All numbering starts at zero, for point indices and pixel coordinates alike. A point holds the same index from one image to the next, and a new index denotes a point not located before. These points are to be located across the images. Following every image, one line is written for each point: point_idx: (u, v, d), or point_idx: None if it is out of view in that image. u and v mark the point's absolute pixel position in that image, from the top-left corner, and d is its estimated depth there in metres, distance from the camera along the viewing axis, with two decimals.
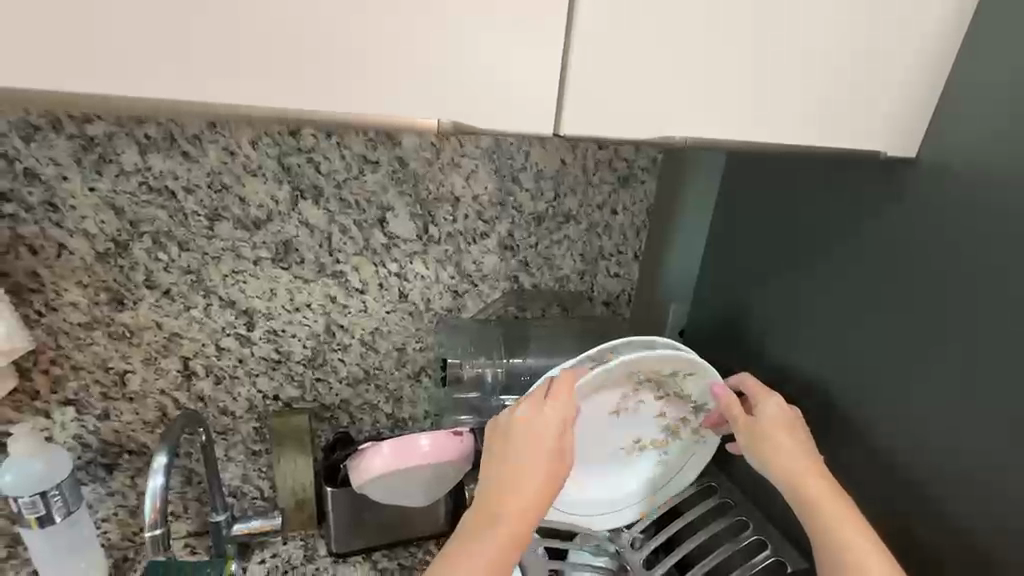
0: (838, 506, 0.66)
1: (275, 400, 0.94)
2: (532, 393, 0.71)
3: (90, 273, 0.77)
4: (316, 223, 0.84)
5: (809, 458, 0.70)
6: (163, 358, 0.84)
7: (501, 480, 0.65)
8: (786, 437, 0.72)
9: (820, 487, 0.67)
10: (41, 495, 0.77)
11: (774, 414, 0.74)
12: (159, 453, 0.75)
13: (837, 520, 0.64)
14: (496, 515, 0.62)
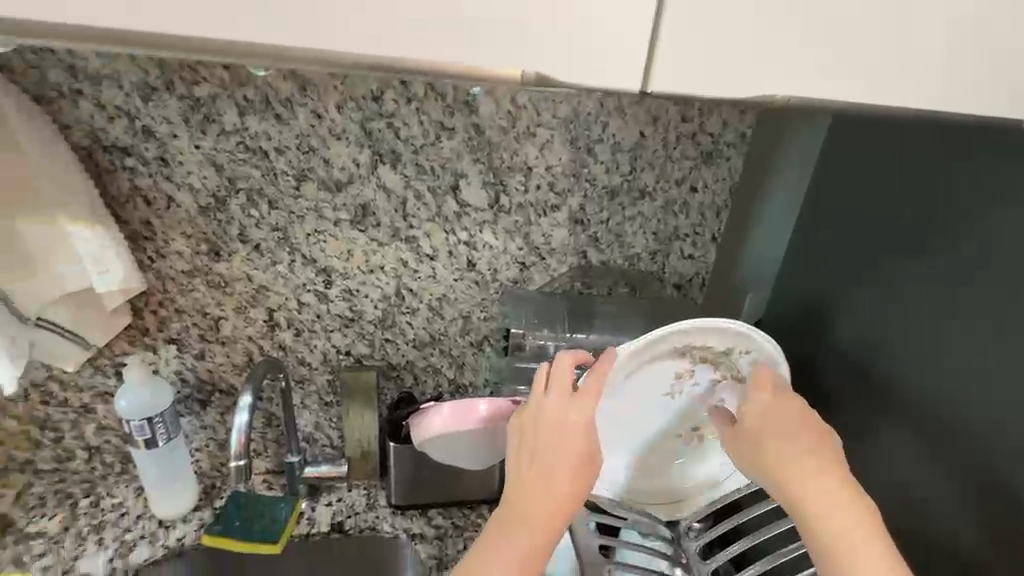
0: (842, 516, 0.62)
1: (347, 355, 0.99)
2: (559, 385, 0.70)
3: (194, 226, 0.83)
4: (394, 188, 0.86)
5: (806, 463, 0.65)
6: (252, 308, 0.91)
7: (526, 476, 0.67)
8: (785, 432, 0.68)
9: (822, 497, 0.63)
10: (148, 420, 0.87)
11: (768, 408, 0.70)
12: (245, 393, 0.83)
13: (842, 534, 0.61)
14: (524, 512, 0.65)
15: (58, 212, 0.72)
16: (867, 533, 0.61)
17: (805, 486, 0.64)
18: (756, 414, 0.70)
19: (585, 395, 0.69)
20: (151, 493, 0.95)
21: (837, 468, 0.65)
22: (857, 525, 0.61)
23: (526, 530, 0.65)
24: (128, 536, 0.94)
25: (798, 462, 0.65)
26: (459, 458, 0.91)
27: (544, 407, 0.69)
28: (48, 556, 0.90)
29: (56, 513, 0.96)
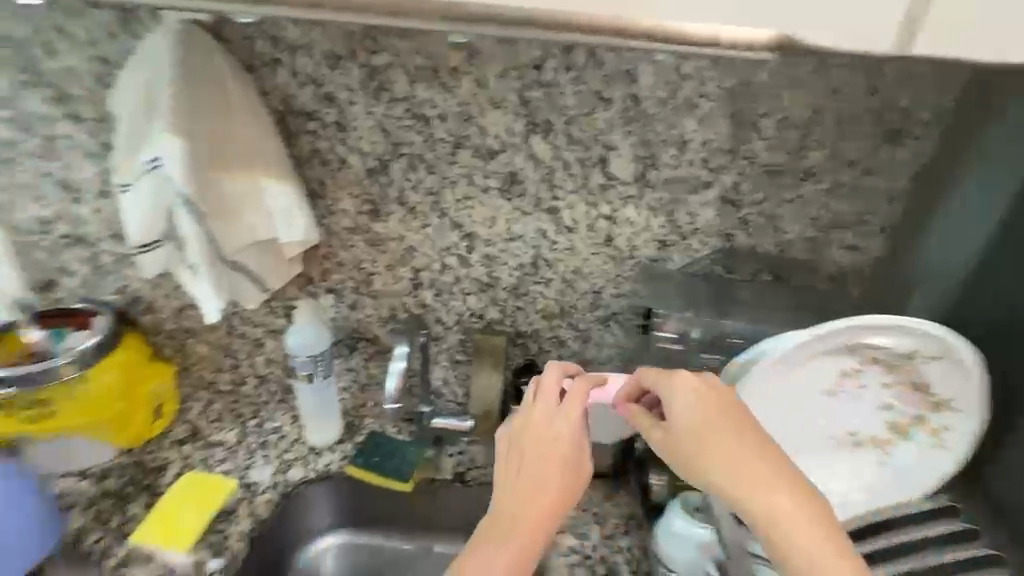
0: (792, 517, 0.57)
1: (480, 319, 1.04)
2: (546, 396, 0.75)
3: (360, 187, 0.90)
4: (544, 158, 0.87)
5: (743, 457, 0.60)
6: (400, 266, 0.98)
7: (515, 481, 0.71)
8: (712, 430, 0.62)
9: (772, 497, 0.58)
10: (311, 357, 0.99)
11: (692, 406, 0.64)
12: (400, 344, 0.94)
13: (798, 535, 0.57)
14: (510, 524, 0.68)
15: (261, 171, 0.83)
16: (832, 536, 0.56)
17: (747, 488, 0.58)
18: (687, 406, 0.64)
19: (571, 405, 0.74)
20: (308, 420, 1.07)
21: (779, 459, 0.61)
22: (816, 523, 0.57)
23: (515, 533, 0.67)
24: (286, 456, 1.06)
25: (737, 459, 0.60)
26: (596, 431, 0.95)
27: (531, 417, 0.74)
28: (227, 462, 1.05)
29: (230, 428, 1.10)
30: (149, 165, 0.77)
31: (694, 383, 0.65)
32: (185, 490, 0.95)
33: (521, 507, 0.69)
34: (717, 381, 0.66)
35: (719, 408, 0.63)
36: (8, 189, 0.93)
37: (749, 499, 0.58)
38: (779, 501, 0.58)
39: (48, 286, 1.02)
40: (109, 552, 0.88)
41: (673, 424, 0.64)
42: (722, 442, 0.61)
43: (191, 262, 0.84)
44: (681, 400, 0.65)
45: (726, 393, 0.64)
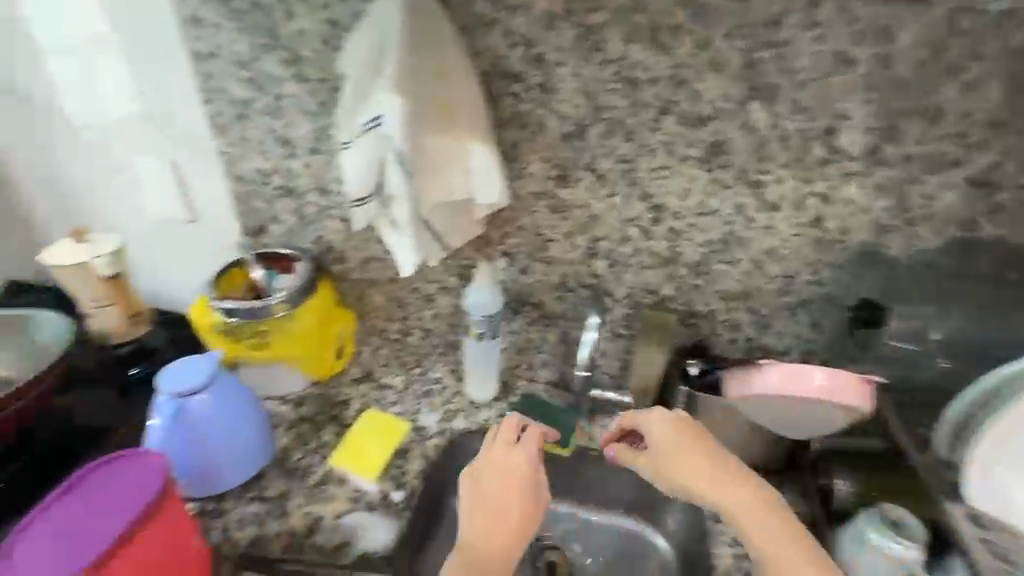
0: (761, 520, 0.73)
1: (651, 294, 1.01)
2: (504, 435, 0.90)
3: (552, 152, 0.90)
4: (757, 126, 0.80)
5: (712, 473, 0.76)
6: (579, 234, 0.97)
7: (495, 490, 0.84)
8: (687, 453, 0.79)
9: (728, 498, 0.74)
10: (486, 318, 1.02)
11: (665, 435, 0.81)
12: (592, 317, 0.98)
13: (756, 525, 0.72)
14: (480, 552, 0.79)
15: (464, 135, 0.85)
16: (784, 527, 0.72)
17: (720, 494, 0.75)
18: (662, 436, 0.81)
19: (527, 443, 0.89)
20: (470, 377, 1.12)
21: (741, 475, 0.77)
22: (772, 514, 0.73)
23: (497, 538, 0.80)
24: (450, 406, 1.12)
25: (699, 471, 0.77)
26: (791, 426, 0.86)
27: (493, 452, 0.88)
28: (398, 404, 1.12)
29: (397, 373, 1.18)
30: (371, 125, 0.83)
31: (654, 420, 0.84)
32: (366, 429, 1.04)
33: (490, 532, 0.80)
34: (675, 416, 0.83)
35: (682, 435, 0.81)
36: (239, 142, 1.05)
37: (717, 500, 0.75)
38: (742, 500, 0.74)
39: (259, 232, 1.15)
40: (310, 470, 0.98)
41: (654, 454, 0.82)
42: (686, 458, 0.78)
43: (397, 221, 0.89)
44: (653, 429, 0.83)
45: (682, 424, 0.82)
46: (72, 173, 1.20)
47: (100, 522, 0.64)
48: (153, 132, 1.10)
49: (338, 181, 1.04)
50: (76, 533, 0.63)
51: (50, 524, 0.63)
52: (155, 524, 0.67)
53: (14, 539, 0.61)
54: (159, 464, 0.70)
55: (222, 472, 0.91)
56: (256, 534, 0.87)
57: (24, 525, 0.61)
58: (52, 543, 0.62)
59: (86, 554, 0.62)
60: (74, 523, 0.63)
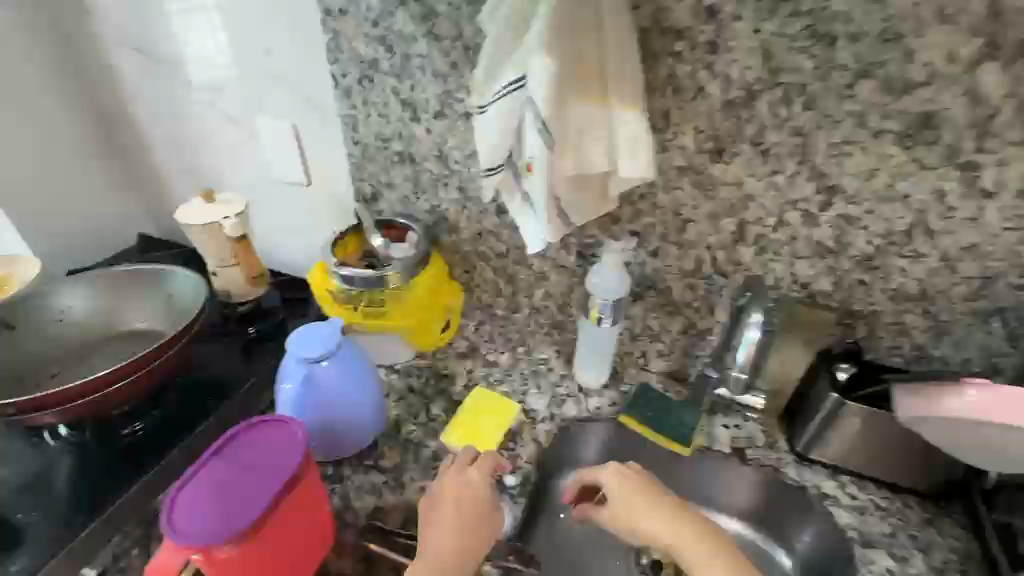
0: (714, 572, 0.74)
1: (802, 289, 0.89)
2: (459, 458, 0.85)
3: (710, 121, 0.79)
4: (990, 94, 0.67)
5: (667, 521, 0.79)
6: (727, 216, 0.86)
7: (449, 519, 0.77)
8: (640, 501, 0.82)
9: (678, 534, 0.78)
10: (613, 301, 0.94)
11: (614, 484, 0.84)
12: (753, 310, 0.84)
13: (700, 557, 0.75)
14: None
15: (612, 99, 0.77)
16: (726, 551, 0.75)
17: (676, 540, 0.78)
18: (618, 488, 0.84)
19: (481, 464, 0.84)
20: (580, 359, 1.08)
21: (693, 525, 0.79)
22: (713, 544, 0.76)
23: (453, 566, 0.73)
24: (558, 390, 1.08)
25: (652, 513, 0.80)
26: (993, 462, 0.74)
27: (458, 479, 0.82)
28: (505, 383, 1.09)
29: (502, 351, 1.14)
30: (511, 87, 0.77)
31: (625, 472, 0.85)
32: (479, 403, 1.02)
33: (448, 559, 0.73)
34: (633, 467, 0.86)
35: (631, 482, 0.84)
36: (362, 105, 1.02)
37: (672, 535, 0.78)
38: (676, 530, 0.78)
39: (373, 198, 1.13)
40: (422, 445, 0.97)
41: (613, 505, 0.83)
42: (643, 505, 0.81)
43: (529, 194, 0.84)
44: (611, 486, 0.85)
45: (633, 474, 0.85)
46: (197, 132, 1.25)
47: (249, 482, 0.64)
48: (275, 92, 1.10)
49: (458, 148, 0.99)
50: (227, 491, 0.63)
51: (205, 480, 0.64)
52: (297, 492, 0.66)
53: (174, 494, 0.62)
54: (302, 431, 0.70)
55: (345, 438, 0.92)
56: (375, 504, 0.88)
57: (183, 478, 0.63)
58: (206, 498, 0.62)
59: (236, 514, 0.61)
60: (226, 481, 0.64)
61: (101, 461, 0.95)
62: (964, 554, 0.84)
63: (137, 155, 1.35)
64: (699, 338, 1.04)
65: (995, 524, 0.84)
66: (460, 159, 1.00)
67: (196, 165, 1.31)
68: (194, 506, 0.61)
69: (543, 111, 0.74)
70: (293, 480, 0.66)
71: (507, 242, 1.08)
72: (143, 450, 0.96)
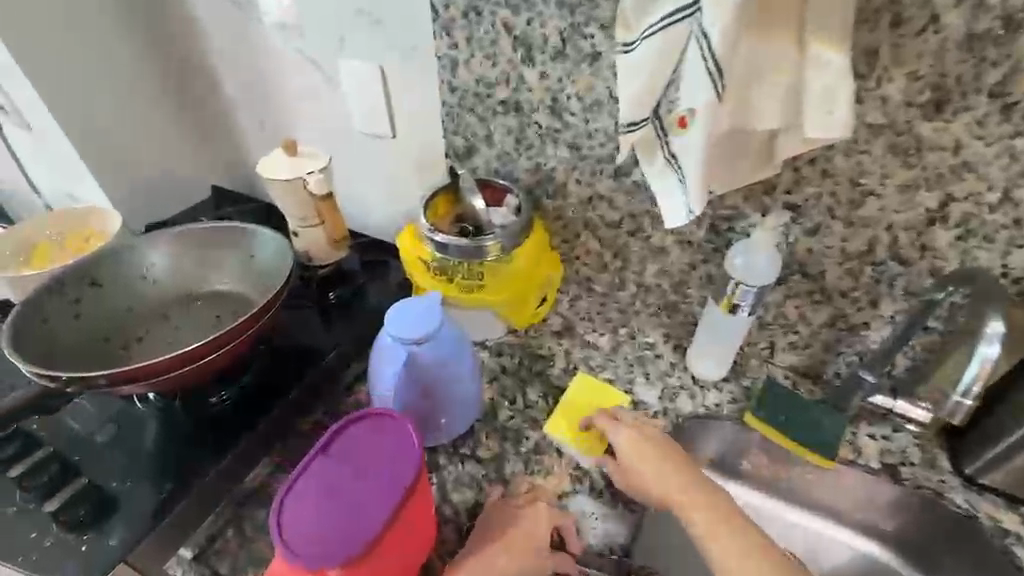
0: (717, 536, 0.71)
1: (1011, 284, 0.71)
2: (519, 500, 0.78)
3: (935, 63, 0.61)
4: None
5: (674, 479, 0.75)
6: (927, 188, 0.69)
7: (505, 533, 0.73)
8: (648, 455, 0.78)
9: (679, 495, 0.74)
10: (753, 289, 0.79)
11: (626, 441, 0.80)
12: (993, 319, 0.63)
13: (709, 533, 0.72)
14: None
15: (808, 32, 0.59)
16: (755, 550, 0.69)
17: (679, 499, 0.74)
18: (628, 449, 0.80)
19: (540, 509, 0.76)
20: (698, 348, 0.94)
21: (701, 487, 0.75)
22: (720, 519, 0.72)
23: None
24: (669, 381, 0.95)
25: (653, 476, 0.77)
26: None
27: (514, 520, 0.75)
28: (608, 369, 0.97)
29: (603, 332, 1.02)
30: (671, 18, 0.61)
31: (634, 433, 0.81)
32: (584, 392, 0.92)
33: None
34: (645, 425, 0.81)
35: (641, 444, 0.79)
36: (465, 43, 0.87)
37: (682, 503, 0.74)
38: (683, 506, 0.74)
39: (467, 154, 1.00)
40: (523, 434, 0.88)
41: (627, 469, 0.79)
42: (646, 469, 0.77)
43: (676, 154, 0.68)
44: (622, 444, 0.80)
45: (643, 435, 0.80)
46: (274, 76, 1.14)
47: (359, 492, 0.56)
48: (365, 29, 0.97)
49: (578, 97, 0.84)
50: (337, 501, 0.55)
51: (314, 485, 0.57)
52: (410, 506, 0.57)
53: (282, 498, 0.56)
54: (411, 432, 0.60)
55: (440, 423, 0.84)
56: (475, 499, 0.80)
57: (291, 483, 0.56)
58: (317, 507, 0.55)
59: (348, 529, 0.54)
60: (334, 489, 0.56)
61: (190, 431, 0.90)
62: None
63: (211, 102, 1.25)
64: (850, 333, 0.87)
65: None
66: (577, 110, 0.85)
67: (272, 112, 1.20)
68: (305, 515, 0.55)
69: (718, 49, 0.58)
70: (408, 492, 0.57)
71: (621, 210, 0.93)
72: (231, 422, 0.91)
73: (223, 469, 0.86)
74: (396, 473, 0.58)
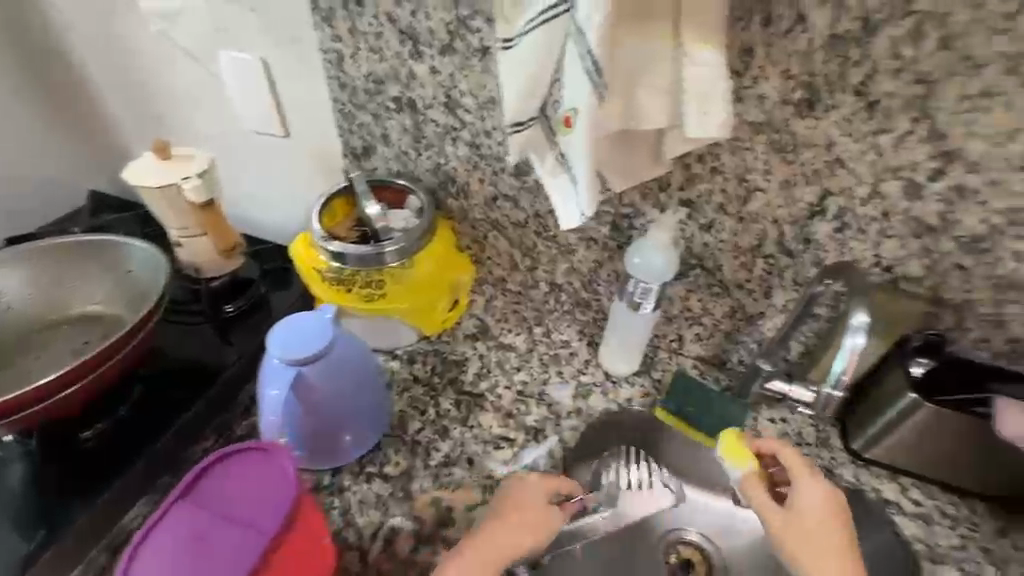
0: None
1: (884, 272, 0.74)
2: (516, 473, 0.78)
3: (805, 62, 0.61)
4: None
5: (826, 552, 0.66)
6: (805, 184, 0.70)
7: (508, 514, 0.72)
8: (819, 524, 0.68)
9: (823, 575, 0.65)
10: (654, 288, 0.80)
11: (804, 498, 0.70)
12: (857, 311, 0.67)
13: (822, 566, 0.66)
14: None
15: (683, 30, 0.58)
16: None
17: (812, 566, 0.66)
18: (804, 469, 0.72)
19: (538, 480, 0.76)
20: (609, 344, 0.93)
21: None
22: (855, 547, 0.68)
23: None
24: (583, 379, 0.94)
25: (824, 497, 0.70)
26: None
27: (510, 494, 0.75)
28: (523, 371, 0.95)
29: (518, 332, 0.99)
30: (549, 13, 0.58)
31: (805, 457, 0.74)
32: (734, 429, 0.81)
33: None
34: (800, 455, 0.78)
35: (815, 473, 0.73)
36: (349, 36, 0.81)
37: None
38: (833, 535, 0.67)
39: (365, 153, 0.94)
40: (433, 447, 0.85)
41: (797, 487, 0.71)
42: (818, 488, 0.70)
43: (566, 153, 0.67)
44: (792, 459, 0.73)
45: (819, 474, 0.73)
46: (147, 69, 1.04)
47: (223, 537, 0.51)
48: (240, 18, 0.89)
49: (471, 94, 0.80)
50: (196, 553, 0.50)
51: (174, 533, 0.51)
52: (284, 551, 0.52)
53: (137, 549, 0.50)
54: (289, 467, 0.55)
55: (342, 441, 0.79)
56: (380, 520, 0.77)
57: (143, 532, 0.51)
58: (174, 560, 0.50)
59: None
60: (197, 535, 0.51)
61: (60, 471, 0.82)
62: None
63: (79, 94, 1.13)
64: (748, 323, 0.89)
65: None
66: (472, 108, 0.81)
67: (150, 108, 1.09)
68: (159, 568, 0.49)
69: (596, 46, 0.56)
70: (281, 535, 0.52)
71: (526, 209, 0.91)
72: (108, 456, 0.83)
73: (98, 510, 0.79)
74: (269, 516, 0.53)
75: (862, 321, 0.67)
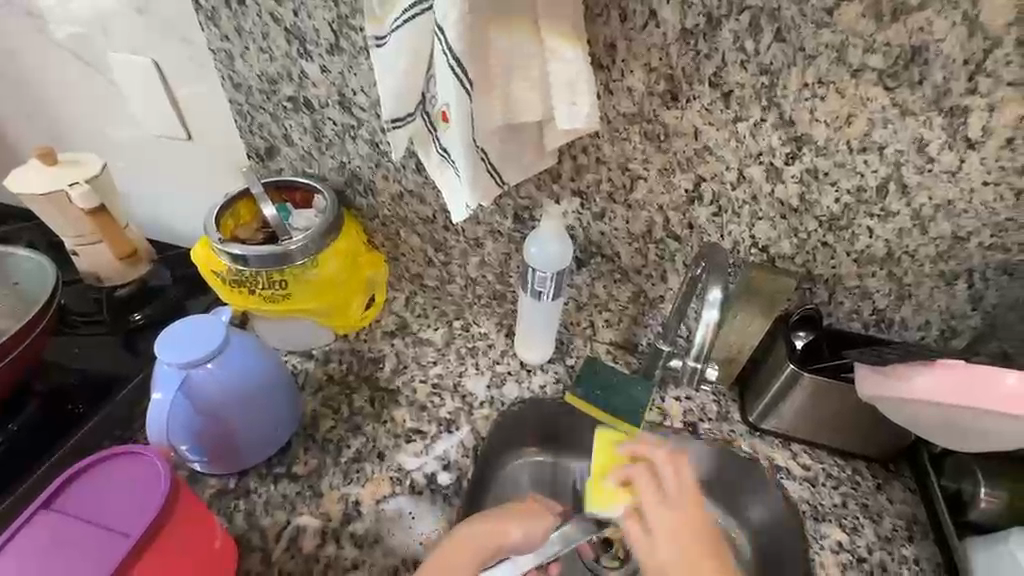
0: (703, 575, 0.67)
1: (761, 251, 0.78)
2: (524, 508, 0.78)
3: (663, 55, 0.67)
4: (989, 22, 0.57)
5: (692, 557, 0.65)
6: (681, 171, 0.75)
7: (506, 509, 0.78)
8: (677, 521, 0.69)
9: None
10: (550, 276, 0.82)
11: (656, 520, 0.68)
12: (710, 288, 0.70)
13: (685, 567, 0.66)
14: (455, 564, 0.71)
15: (543, 24, 0.61)
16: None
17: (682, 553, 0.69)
18: (652, 498, 0.69)
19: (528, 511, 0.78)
20: (520, 334, 0.93)
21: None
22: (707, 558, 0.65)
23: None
24: (498, 369, 0.94)
25: (664, 523, 0.68)
26: (968, 440, 0.66)
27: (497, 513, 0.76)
28: (439, 365, 0.94)
29: (437, 327, 0.99)
30: (412, 10, 0.60)
31: (660, 476, 0.70)
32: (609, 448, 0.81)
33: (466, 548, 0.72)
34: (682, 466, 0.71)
35: (666, 498, 0.69)
36: (236, 35, 0.82)
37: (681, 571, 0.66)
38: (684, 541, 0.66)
39: (269, 154, 0.93)
40: (345, 443, 0.85)
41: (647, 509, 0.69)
42: (657, 515, 0.68)
43: (446, 148, 0.68)
44: (644, 482, 0.70)
45: (673, 493, 0.69)
46: (38, 74, 1.01)
47: (85, 538, 0.56)
48: (128, 19, 0.88)
49: (363, 92, 0.81)
50: (59, 554, 0.55)
51: (48, 523, 0.57)
52: (147, 560, 0.56)
53: (16, 526, 0.56)
54: (163, 486, 0.58)
55: (246, 446, 0.79)
56: (287, 519, 0.78)
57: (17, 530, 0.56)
58: (38, 549, 0.55)
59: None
60: (67, 529, 0.56)
61: None
62: (911, 519, 0.80)
63: None
64: (651, 307, 0.90)
65: (945, 494, 0.79)
66: (367, 105, 0.82)
67: (46, 114, 1.06)
68: (23, 553, 0.55)
69: (454, 43, 0.58)
70: (133, 554, 0.55)
71: (432, 204, 0.91)
72: None
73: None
74: (134, 523, 0.57)
75: (715, 297, 0.70)
